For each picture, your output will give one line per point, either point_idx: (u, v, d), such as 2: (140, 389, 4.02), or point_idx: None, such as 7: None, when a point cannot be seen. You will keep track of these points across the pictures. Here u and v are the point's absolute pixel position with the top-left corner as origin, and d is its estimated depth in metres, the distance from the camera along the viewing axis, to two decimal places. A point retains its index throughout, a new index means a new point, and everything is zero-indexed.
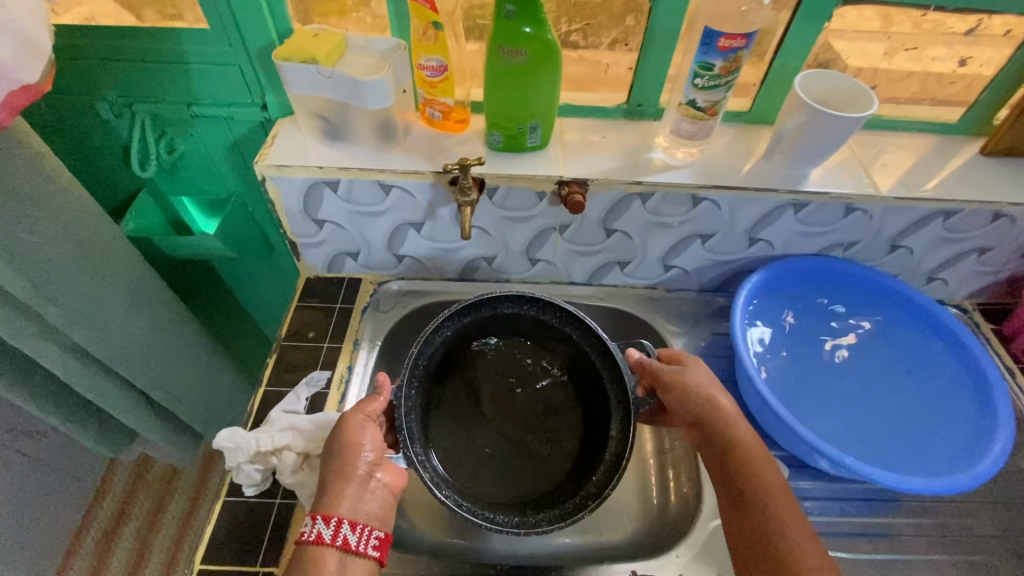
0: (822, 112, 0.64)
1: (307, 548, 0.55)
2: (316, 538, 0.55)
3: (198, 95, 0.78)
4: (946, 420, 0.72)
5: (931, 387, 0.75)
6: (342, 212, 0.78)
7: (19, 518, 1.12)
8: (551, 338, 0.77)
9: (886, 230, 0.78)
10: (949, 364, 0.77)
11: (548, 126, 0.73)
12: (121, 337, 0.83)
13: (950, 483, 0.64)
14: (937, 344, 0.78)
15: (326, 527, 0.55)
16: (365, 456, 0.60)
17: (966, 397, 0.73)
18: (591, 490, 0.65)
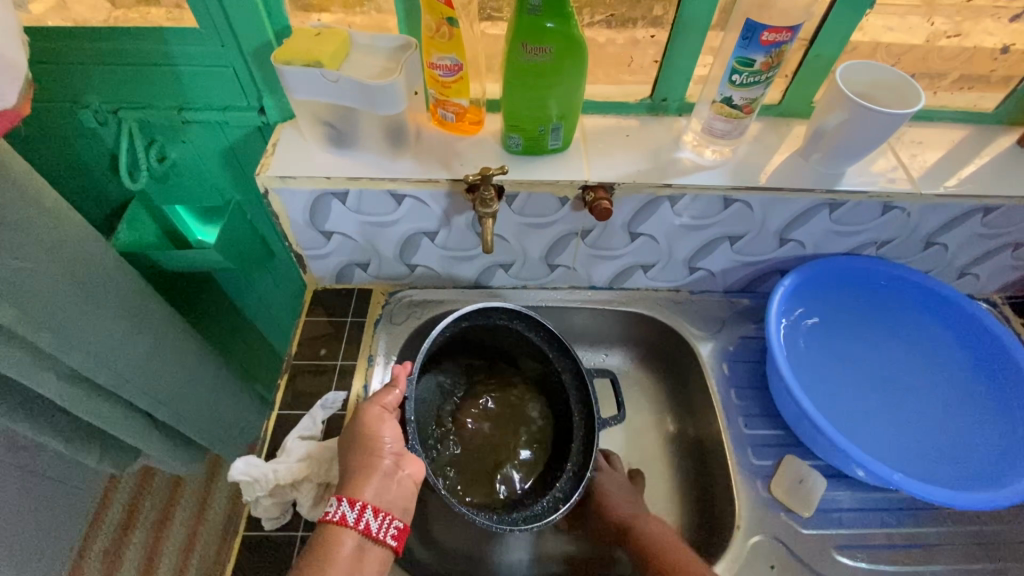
0: (866, 109, 0.60)
1: (330, 529, 0.56)
2: (340, 519, 0.56)
3: (189, 100, 0.73)
4: (973, 432, 0.70)
5: (958, 396, 0.73)
6: (351, 223, 0.73)
7: (23, 538, 1.08)
8: (523, 353, 0.79)
9: (922, 227, 0.75)
10: (979, 372, 0.74)
11: (570, 127, 0.68)
12: (121, 360, 0.78)
13: (982, 501, 0.62)
14: (967, 350, 0.76)
15: (350, 509, 0.56)
16: (387, 452, 0.60)
17: (1005, 408, 0.70)
18: (558, 496, 0.68)
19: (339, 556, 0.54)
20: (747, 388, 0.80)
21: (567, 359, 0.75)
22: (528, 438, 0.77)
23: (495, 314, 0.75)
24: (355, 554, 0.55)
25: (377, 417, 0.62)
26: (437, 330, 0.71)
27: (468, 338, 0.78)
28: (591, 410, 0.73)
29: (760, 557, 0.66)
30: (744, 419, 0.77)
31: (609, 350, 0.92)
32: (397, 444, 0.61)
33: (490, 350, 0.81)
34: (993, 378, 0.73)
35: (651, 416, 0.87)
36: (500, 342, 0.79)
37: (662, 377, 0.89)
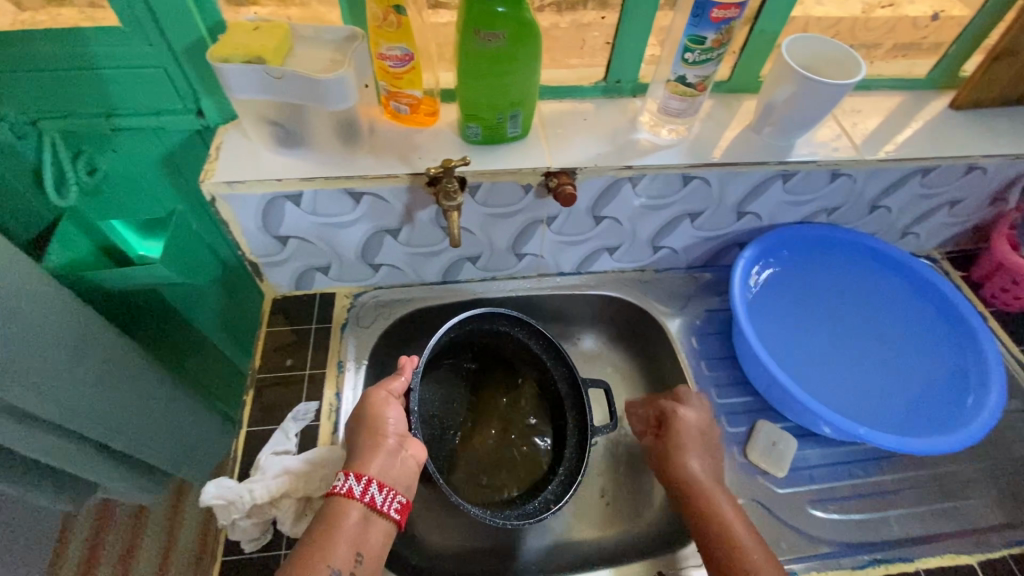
0: (812, 80, 0.62)
1: (336, 500, 0.56)
2: (347, 493, 0.56)
3: (118, 105, 0.68)
4: (933, 386, 0.74)
5: (918, 353, 0.77)
6: (307, 225, 0.70)
7: None
8: (523, 359, 0.81)
9: (867, 192, 0.79)
10: (935, 331, 0.78)
11: (528, 113, 0.67)
12: (66, 389, 0.73)
13: (941, 446, 0.65)
14: (923, 310, 0.80)
15: (356, 482, 0.57)
16: (391, 434, 0.61)
17: (955, 361, 0.75)
18: (550, 498, 0.70)
19: (345, 527, 0.55)
20: (716, 359, 0.82)
21: (563, 368, 0.78)
22: (523, 441, 0.79)
23: (499, 320, 0.77)
24: (361, 527, 0.56)
25: (382, 399, 0.64)
26: (443, 330, 0.71)
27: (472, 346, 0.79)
28: (584, 421, 0.75)
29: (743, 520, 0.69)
30: (716, 390, 0.79)
31: (582, 334, 0.92)
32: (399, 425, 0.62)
33: (491, 356, 0.82)
34: (947, 335, 0.77)
35: (627, 395, 0.89)
36: (501, 349, 0.81)
37: (635, 356, 0.91)
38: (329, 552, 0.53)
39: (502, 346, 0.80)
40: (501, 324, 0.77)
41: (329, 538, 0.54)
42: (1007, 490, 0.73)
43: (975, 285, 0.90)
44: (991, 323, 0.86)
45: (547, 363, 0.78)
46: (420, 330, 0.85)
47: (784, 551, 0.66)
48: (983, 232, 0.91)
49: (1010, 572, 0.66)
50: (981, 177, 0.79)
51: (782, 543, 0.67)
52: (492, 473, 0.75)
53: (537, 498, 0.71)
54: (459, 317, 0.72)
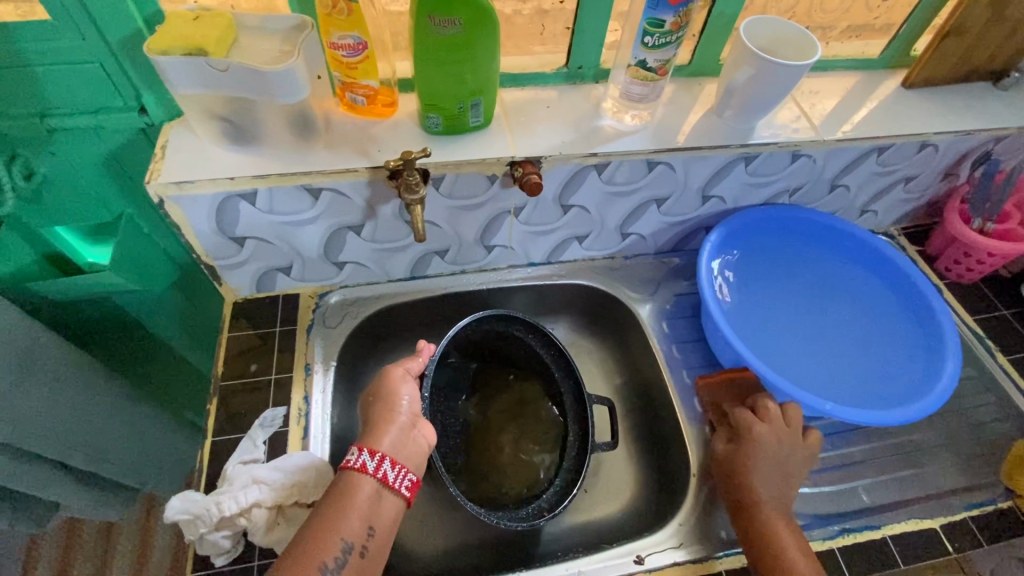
0: (770, 62, 0.62)
1: (348, 476, 0.55)
2: (360, 468, 0.55)
3: (52, 105, 0.64)
4: (893, 358, 0.76)
5: (879, 327, 0.79)
6: (264, 225, 0.67)
7: None
8: (534, 368, 0.84)
9: (827, 172, 0.80)
10: (893, 304, 0.80)
11: (490, 102, 0.65)
12: (14, 407, 0.68)
13: (902, 416, 0.67)
14: (882, 285, 0.82)
15: (370, 458, 0.56)
16: (403, 409, 0.62)
17: (913, 334, 0.77)
18: (543, 506, 0.72)
19: (358, 501, 0.54)
20: (687, 342, 0.83)
21: (570, 380, 0.80)
22: (528, 440, 0.81)
23: (513, 324, 0.80)
24: (373, 502, 0.54)
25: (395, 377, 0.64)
26: (456, 326, 0.74)
27: (481, 345, 0.83)
28: (586, 434, 0.77)
29: (717, 500, 0.70)
30: (687, 373, 0.80)
31: (555, 323, 0.92)
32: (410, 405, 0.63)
33: (494, 356, 0.85)
34: (905, 308, 0.79)
35: (603, 383, 0.89)
36: (510, 353, 0.84)
37: (608, 343, 0.91)
38: (342, 525, 0.52)
39: (517, 350, 0.83)
40: (517, 328, 0.80)
41: (342, 511, 0.52)
42: (966, 454, 0.76)
43: (930, 259, 0.94)
44: (946, 295, 0.90)
45: (555, 374, 0.81)
46: (389, 328, 0.83)
47: None
48: (937, 207, 0.94)
49: (971, 533, 0.68)
50: (934, 153, 0.82)
51: None
52: (490, 470, 0.78)
53: (530, 503, 0.73)
54: (476, 316, 0.75)
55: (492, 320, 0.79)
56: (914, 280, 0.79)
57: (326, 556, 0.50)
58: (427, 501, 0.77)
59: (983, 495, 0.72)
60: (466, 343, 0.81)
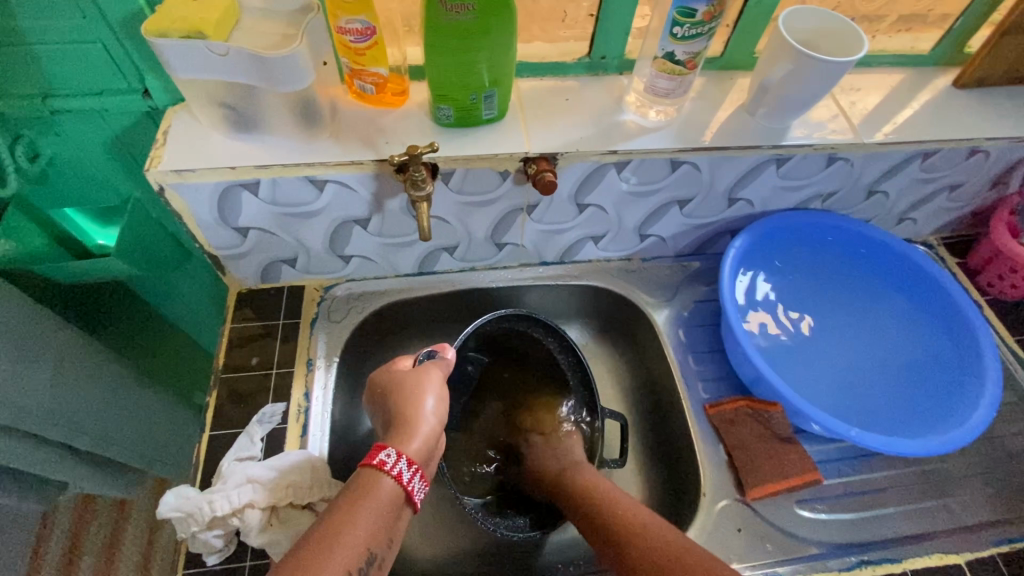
0: (810, 58, 0.57)
1: (379, 482, 0.51)
2: (395, 476, 0.52)
3: (56, 85, 0.62)
4: (926, 383, 0.71)
5: (914, 349, 0.74)
6: (268, 215, 0.65)
7: None
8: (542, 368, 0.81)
9: (865, 177, 0.75)
10: (932, 325, 0.75)
11: (505, 93, 0.61)
12: (17, 391, 0.68)
13: (928, 447, 0.63)
14: (920, 303, 0.76)
15: (406, 467, 0.53)
16: (428, 419, 0.58)
17: (949, 356, 0.72)
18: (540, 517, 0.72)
19: (383, 508, 0.50)
20: (704, 352, 0.79)
21: (585, 389, 0.79)
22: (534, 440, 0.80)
23: (533, 326, 0.77)
24: (397, 512, 0.52)
25: (422, 367, 0.61)
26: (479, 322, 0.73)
27: (492, 344, 0.79)
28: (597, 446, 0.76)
29: (728, 522, 0.66)
30: (702, 385, 0.76)
31: (566, 325, 0.89)
32: (436, 405, 0.59)
33: (506, 353, 0.82)
34: (945, 331, 0.74)
35: (613, 389, 0.86)
36: (525, 350, 0.81)
37: (621, 348, 0.87)
38: (369, 534, 0.48)
39: (533, 351, 0.80)
40: (535, 332, 0.77)
41: (371, 518, 0.49)
42: (999, 486, 0.71)
43: (971, 272, 0.88)
44: (986, 312, 0.84)
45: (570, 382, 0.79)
46: (395, 324, 0.81)
47: (769, 552, 0.65)
48: (982, 216, 0.88)
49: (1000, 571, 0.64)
50: (984, 160, 0.75)
51: (767, 544, 0.65)
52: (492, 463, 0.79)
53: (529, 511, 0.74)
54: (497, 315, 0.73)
55: (513, 320, 0.76)
56: (957, 302, 0.74)
57: (353, 563, 0.47)
58: (427, 503, 0.75)
59: (1015, 532, 0.68)
60: (484, 340, 0.78)
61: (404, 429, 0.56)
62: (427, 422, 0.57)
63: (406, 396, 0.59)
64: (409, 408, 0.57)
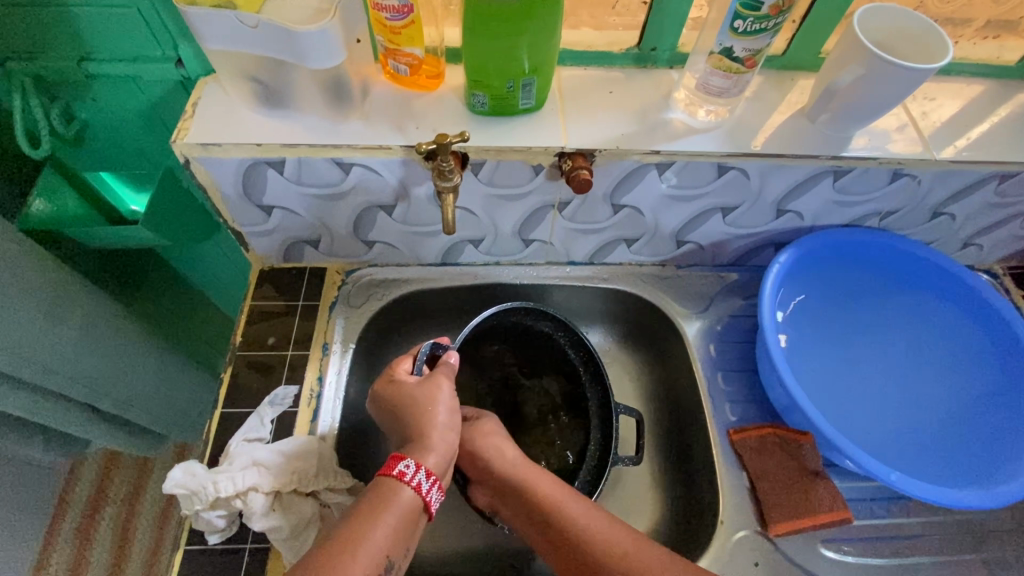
0: (886, 62, 0.51)
1: (397, 493, 0.50)
2: (415, 488, 0.51)
3: (92, 49, 0.61)
4: (976, 429, 0.65)
5: (968, 392, 0.68)
6: (293, 195, 0.63)
7: None
8: (552, 366, 0.79)
9: (931, 197, 0.68)
10: (991, 364, 0.68)
11: (545, 82, 0.58)
12: (42, 351, 0.69)
13: (968, 500, 0.59)
14: (980, 341, 0.70)
15: (424, 478, 0.52)
16: (438, 433, 0.56)
17: (1007, 399, 0.66)
18: None
19: (398, 519, 0.49)
20: (735, 371, 0.74)
21: (597, 386, 0.74)
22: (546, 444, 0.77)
23: (544, 320, 0.74)
24: (415, 522, 0.51)
25: (431, 378, 0.59)
26: (482, 315, 0.70)
27: (500, 340, 0.77)
28: (608, 445, 0.70)
29: (744, 554, 0.63)
30: (730, 407, 0.72)
31: (590, 328, 0.86)
32: (448, 420, 0.57)
33: (520, 353, 0.80)
34: (1002, 376, 0.67)
35: (634, 399, 0.82)
36: (539, 348, 0.78)
37: (646, 356, 0.84)
38: (389, 543, 0.47)
39: (547, 349, 0.77)
40: (544, 325, 0.74)
41: (390, 527, 0.48)
42: None
43: None
44: None
45: (583, 378, 0.75)
46: (414, 314, 0.80)
47: None
48: None
49: None
50: None
51: None
52: None
53: None
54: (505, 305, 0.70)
55: (521, 313, 0.73)
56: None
57: (371, 572, 0.45)
58: None
59: None
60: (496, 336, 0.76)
61: (420, 437, 0.55)
62: (439, 435, 0.56)
63: (414, 403, 0.57)
64: (425, 418, 0.56)
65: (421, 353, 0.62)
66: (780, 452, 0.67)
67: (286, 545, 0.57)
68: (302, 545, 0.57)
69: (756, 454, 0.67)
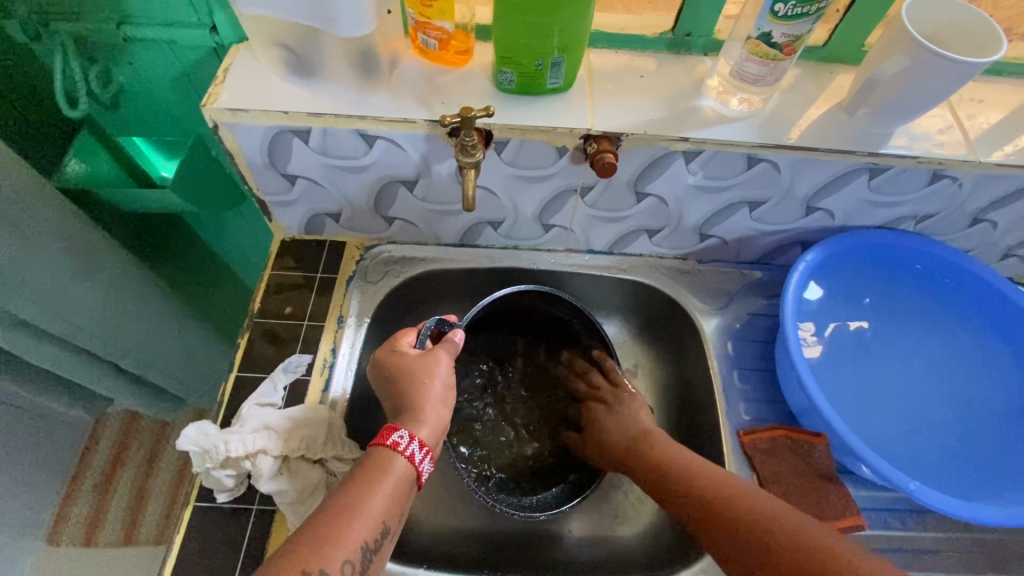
0: (936, 55, 0.49)
1: (390, 461, 0.50)
2: (409, 458, 0.51)
3: (130, 12, 0.62)
4: (1006, 444, 0.63)
5: (997, 405, 0.65)
6: (316, 165, 0.63)
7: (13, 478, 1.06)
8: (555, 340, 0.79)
9: (972, 202, 0.65)
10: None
11: (574, 62, 0.57)
12: (71, 306, 0.71)
13: (986, 515, 0.57)
14: (1012, 353, 0.67)
15: (418, 449, 0.52)
16: (431, 408, 0.55)
17: None
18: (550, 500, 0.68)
19: (394, 487, 0.49)
20: (752, 370, 0.72)
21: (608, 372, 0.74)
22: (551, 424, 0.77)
23: (557, 305, 0.73)
24: (410, 490, 0.51)
25: (430, 351, 0.59)
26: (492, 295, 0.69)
27: (510, 318, 0.77)
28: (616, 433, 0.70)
29: None
30: (744, 406, 0.70)
31: (606, 319, 0.85)
32: (443, 394, 0.57)
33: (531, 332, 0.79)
34: None
35: (645, 393, 0.81)
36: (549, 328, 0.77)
37: (661, 351, 0.83)
38: (385, 509, 0.48)
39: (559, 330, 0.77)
40: (559, 309, 0.73)
41: (386, 494, 0.49)
42: None
43: None
44: None
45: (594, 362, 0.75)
46: (430, 293, 0.80)
47: None
48: None
49: None
50: None
51: None
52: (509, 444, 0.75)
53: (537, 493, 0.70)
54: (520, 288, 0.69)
55: (535, 296, 0.72)
56: None
57: (368, 536, 0.47)
58: (439, 477, 0.74)
59: None
60: (506, 314, 0.75)
61: (415, 408, 0.55)
62: (432, 409, 0.55)
63: (407, 379, 0.56)
64: (419, 389, 0.56)
65: (425, 328, 0.61)
66: (787, 453, 0.65)
67: (291, 509, 0.58)
68: (307, 509, 0.58)
69: (762, 454, 0.66)
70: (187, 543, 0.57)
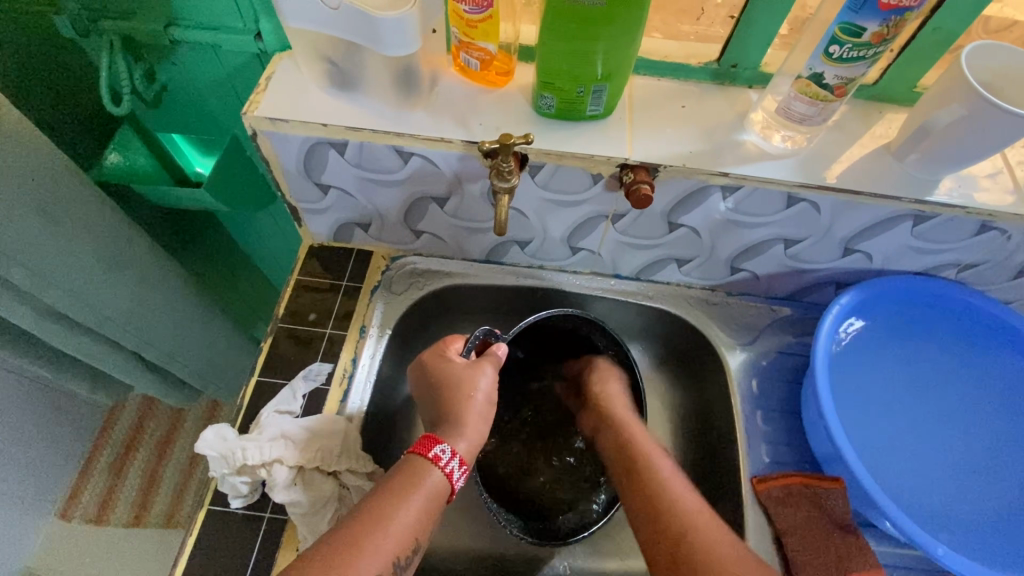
0: (995, 107, 0.47)
1: (428, 474, 0.52)
2: (445, 473, 0.53)
3: (179, 15, 0.62)
4: None
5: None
6: (350, 177, 0.63)
7: (32, 455, 1.08)
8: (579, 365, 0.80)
9: (1019, 255, 0.63)
10: None
11: (616, 89, 0.56)
12: (101, 298, 0.72)
13: None
14: None
15: (456, 466, 0.54)
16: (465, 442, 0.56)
17: None
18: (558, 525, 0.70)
19: (425, 500, 0.51)
20: (775, 410, 0.71)
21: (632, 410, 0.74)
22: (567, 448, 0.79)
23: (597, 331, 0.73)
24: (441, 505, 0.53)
25: (477, 363, 0.60)
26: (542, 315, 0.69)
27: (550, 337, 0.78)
28: None
29: None
30: (765, 448, 0.68)
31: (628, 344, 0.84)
32: (484, 408, 0.59)
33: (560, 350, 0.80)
34: None
35: None
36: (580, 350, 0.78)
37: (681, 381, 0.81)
38: (416, 523, 0.50)
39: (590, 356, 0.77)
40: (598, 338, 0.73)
41: (417, 508, 0.50)
42: None
43: None
44: None
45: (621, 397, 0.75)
46: (453, 308, 0.80)
47: None
48: None
49: None
50: None
51: None
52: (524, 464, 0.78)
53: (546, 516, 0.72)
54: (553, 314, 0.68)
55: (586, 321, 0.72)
56: None
57: (399, 552, 0.49)
58: None
59: None
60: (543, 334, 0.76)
61: (455, 420, 0.57)
62: (473, 418, 0.57)
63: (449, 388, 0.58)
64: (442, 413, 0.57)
65: (473, 336, 0.62)
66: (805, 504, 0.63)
67: (303, 520, 0.58)
68: (318, 522, 0.58)
69: (778, 506, 0.64)
70: (199, 545, 0.58)
